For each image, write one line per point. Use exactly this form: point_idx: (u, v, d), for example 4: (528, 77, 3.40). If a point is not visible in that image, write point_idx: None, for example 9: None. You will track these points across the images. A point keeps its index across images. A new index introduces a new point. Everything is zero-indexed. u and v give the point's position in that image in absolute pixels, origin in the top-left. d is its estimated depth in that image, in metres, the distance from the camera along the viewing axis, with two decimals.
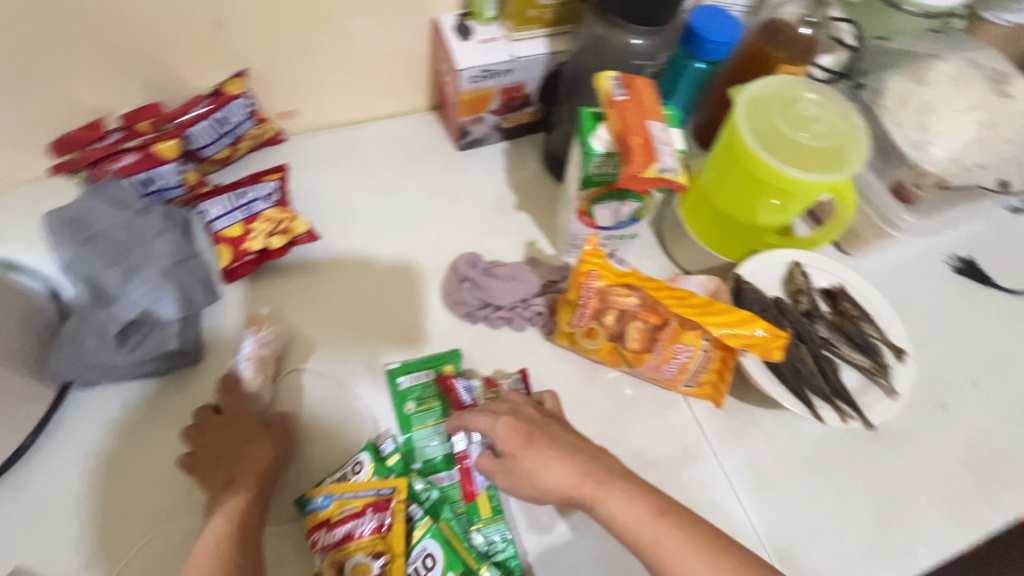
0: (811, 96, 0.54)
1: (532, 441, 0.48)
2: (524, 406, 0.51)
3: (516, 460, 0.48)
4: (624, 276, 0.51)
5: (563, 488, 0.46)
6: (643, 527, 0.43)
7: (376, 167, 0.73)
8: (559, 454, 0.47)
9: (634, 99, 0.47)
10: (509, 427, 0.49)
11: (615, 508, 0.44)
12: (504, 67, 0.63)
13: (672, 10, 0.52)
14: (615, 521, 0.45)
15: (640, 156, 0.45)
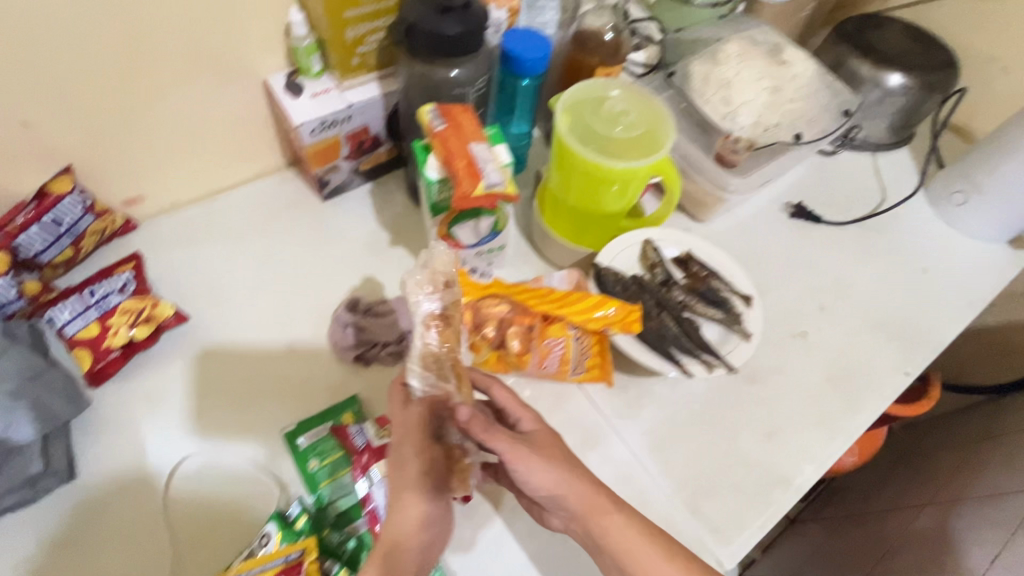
0: (618, 93, 0.60)
1: (559, 450, 0.51)
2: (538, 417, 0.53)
3: (544, 451, 0.50)
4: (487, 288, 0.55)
5: (586, 503, 0.49)
6: (636, 549, 0.48)
7: (241, 235, 0.71)
8: (561, 460, 0.50)
9: (452, 126, 0.50)
10: (534, 420, 0.52)
11: (619, 531, 0.49)
12: (343, 115, 0.65)
13: (476, 39, 0.56)
14: (610, 540, 0.49)
15: (466, 177, 0.48)
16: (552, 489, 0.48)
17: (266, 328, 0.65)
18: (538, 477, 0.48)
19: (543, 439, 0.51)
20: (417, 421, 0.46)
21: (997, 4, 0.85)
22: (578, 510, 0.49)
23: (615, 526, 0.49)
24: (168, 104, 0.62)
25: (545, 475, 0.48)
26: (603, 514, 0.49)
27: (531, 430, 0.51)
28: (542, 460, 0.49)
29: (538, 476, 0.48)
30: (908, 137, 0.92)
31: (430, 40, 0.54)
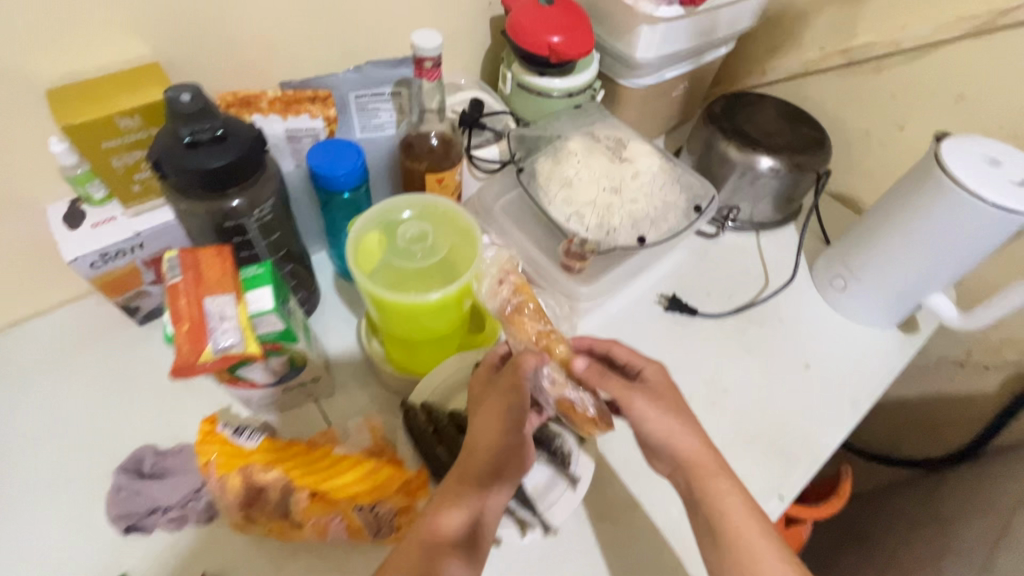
0: (412, 216, 0.56)
1: (677, 405, 0.53)
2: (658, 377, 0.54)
3: (660, 398, 0.53)
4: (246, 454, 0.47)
5: (691, 453, 0.51)
6: (739, 519, 0.49)
7: (36, 372, 0.63)
8: (686, 419, 0.53)
9: (190, 276, 0.44)
10: (660, 371, 0.55)
11: (722, 494, 0.50)
12: (131, 244, 0.58)
13: (246, 168, 0.51)
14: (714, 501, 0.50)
15: (189, 343, 0.42)
16: (663, 435, 0.52)
17: (41, 492, 0.56)
18: (672, 433, 0.52)
19: (665, 393, 0.53)
20: (507, 387, 0.49)
21: (862, 79, 0.83)
22: (698, 468, 0.51)
23: (728, 496, 0.50)
24: None
25: (658, 423, 0.52)
26: (717, 481, 0.51)
27: (652, 378, 0.54)
28: (666, 413, 0.52)
29: (666, 430, 0.52)
30: (794, 213, 0.88)
31: (184, 177, 0.48)
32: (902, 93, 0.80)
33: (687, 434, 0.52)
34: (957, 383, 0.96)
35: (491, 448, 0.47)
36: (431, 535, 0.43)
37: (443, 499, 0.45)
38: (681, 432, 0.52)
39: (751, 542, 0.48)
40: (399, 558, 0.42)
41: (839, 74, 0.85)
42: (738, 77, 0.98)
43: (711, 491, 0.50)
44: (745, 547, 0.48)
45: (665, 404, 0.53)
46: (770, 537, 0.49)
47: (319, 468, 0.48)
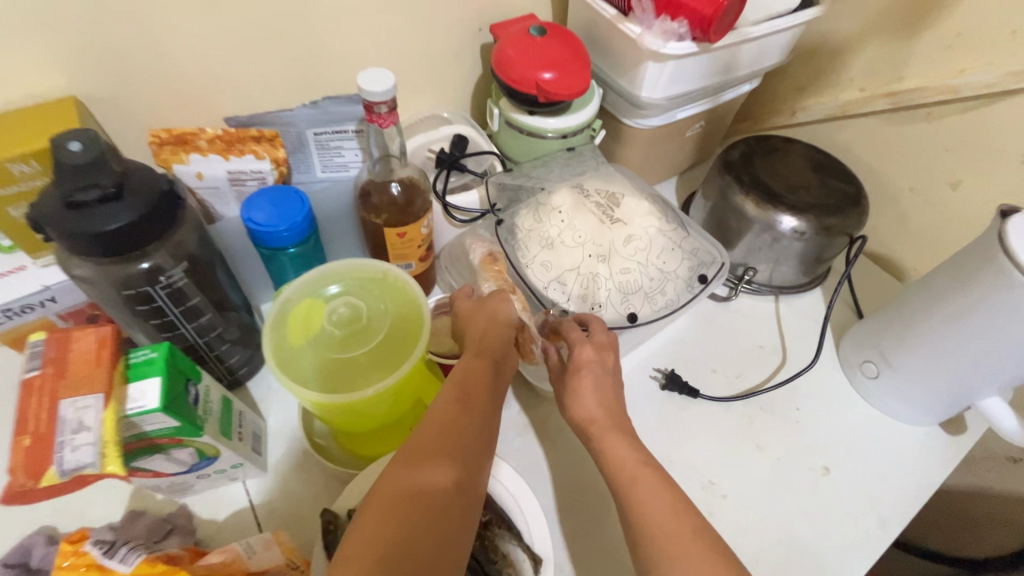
0: (340, 290, 0.49)
1: (596, 376, 0.49)
2: (582, 346, 0.50)
3: (575, 372, 0.49)
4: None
5: (585, 414, 0.48)
6: (628, 469, 0.44)
7: None
8: (606, 397, 0.48)
9: (51, 371, 0.37)
10: (594, 350, 0.50)
11: (612, 446, 0.45)
12: (39, 298, 0.51)
13: (152, 228, 0.43)
14: (607, 459, 0.45)
15: (27, 465, 0.35)
16: (568, 398, 0.49)
17: None
18: (573, 395, 0.49)
19: (588, 365, 0.50)
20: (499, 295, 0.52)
21: (910, 127, 0.71)
22: (590, 422, 0.47)
23: (617, 447, 0.45)
24: None
25: (563, 386, 0.50)
26: (607, 432, 0.46)
27: (580, 352, 0.50)
28: (581, 381, 0.49)
29: (569, 395, 0.49)
30: (821, 276, 0.76)
31: (74, 244, 0.41)
32: (955, 147, 0.68)
33: (599, 396, 0.49)
34: (1010, 483, 0.81)
35: (493, 337, 0.49)
36: (463, 395, 0.44)
37: (463, 370, 0.46)
38: (590, 395, 0.48)
39: (642, 487, 0.42)
40: (436, 414, 0.43)
41: (881, 119, 0.74)
42: (764, 116, 0.87)
43: (599, 437, 0.46)
44: (630, 502, 0.42)
45: (578, 376, 0.49)
46: (666, 485, 0.42)
47: None
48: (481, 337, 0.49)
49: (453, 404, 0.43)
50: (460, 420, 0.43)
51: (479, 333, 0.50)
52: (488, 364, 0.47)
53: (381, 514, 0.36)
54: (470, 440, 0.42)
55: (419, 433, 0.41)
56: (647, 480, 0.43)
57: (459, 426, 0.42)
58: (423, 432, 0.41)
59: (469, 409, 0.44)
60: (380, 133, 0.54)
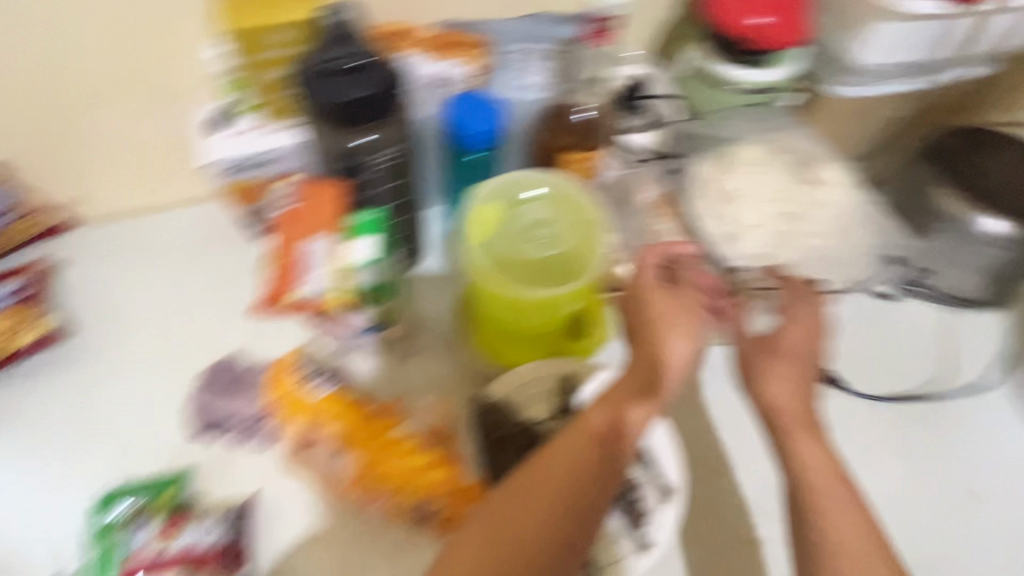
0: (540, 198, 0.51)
1: (798, 364, 0.46)
2: (790, 328, 0.48)
3: (781, 351, 0.47)
4: (304, 402, 0.49)
5: (785, 403, 0.45)
6: (823, 478, 0.42)
7: (162, 256, 0.67)
8: (807, 389, 0.46)
9: (303, 208, 0.45)
10: (803, 334, 0.47)
11: (809, 451, 0.43)
12: (257, 160, 0.57)
13: (388, 102, 0.48)
14: (801, 463, 0.43)
15: (282, 280, 0.45)
16: (773, 382, 0.46)
17: (142, 367, 0.60)
18: (772, 376, 0.46)
19: (793, 351, 0.46)
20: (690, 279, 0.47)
21: None
22: (782, 413, 0.44)
23: (811, 452, 0.43)
24: (94, 122, 0.59)
25: (761, 363, 0.47)
26: (802, 431, 0.44)
27: (790, 337, 0.47)
28: (783, 367, 0.46)
29: (767, 372, 0.46)
30: (1015, 294, 0.67)
31: (328, 105, 0.46)
32: None
33: (795, 386, 0.46)
34: None
35: (684, 359, 0.42)
36: (606, 433, 0.41)
37: (616, 398, 0.42)
38: (788, 384, 0.45)
39: (828, 500, 0.42)
40: (572, 447, 0.41)
41: None
42: None
43: (789, 435, 0.44)
44: (817, 514, 0.42)
45: (777, 361, 0.46)
46: (853, 493, 0.42)
47: (377, 436, 0.49)
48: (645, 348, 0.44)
49: (590, 445, 0.41)
50: (591, 464, 0.40)
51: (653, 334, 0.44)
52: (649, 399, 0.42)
53: (482, 544, 0.38)
54: (595, 484, 0.40)
55: (547, 465, 0.40)
56: (835, 490, 0.42)
57: (586, 473, 0.40)
58: (549, 464, 0.40)
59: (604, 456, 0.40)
60: (575, 56, 0.59)
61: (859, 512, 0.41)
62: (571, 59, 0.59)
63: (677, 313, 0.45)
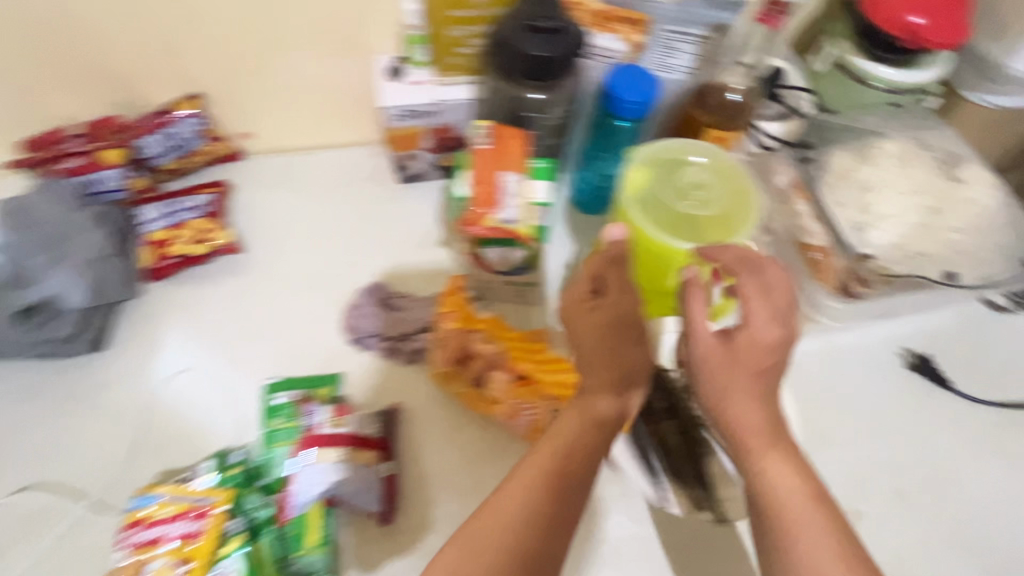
0: (698, 162, 0.53)
1: (761, 372, 0.42)
2: (765, 331, 0.42)
3: (741, 358, 0.42)
4: (476, 322, 0.54)
5: (752, 422, 0.42)
6: (792, 504, 0.39)
7: (318, 190, 0.76)
8: (770, 401, 0.43)
9: (496, 148, 0.48)
10: (773, 334, 0.42)
11: (778, 475, 0.41)
12: (428, 109, 0.65)
13: (566, 69, 0.53)
14: (775, 490, 0.40)
15: (481, 205, 0.46)
16: (744, 403, 0.42)
17: (300, 281, 0.68)
18: (741, 395, 0.42)
19: (764, 359, 0.42)
20: (621, 284, 0.48)
21: None
22: (754, 433, 0.42)
23: (781, 472, 0.40)
24: (289, 61, 0.68)
25: (723, 377, 0.42)
26: (768, 450, 0.41)
27: (757, 339, 0.42)
28: (745, 381, 0.42)
29: (729, 391, 0.42)
30: None
31: (516, 61, 0.51)
32: None
33: (761, 401, 0.43)
34: None
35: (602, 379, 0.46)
36: (549, 478, 0.41)
37: (557, 437, 0.44)
38: (755, 403, 0.42)
39: (802, 528, 0.39)
40: (515, 499, 0.40)
41: None
42: None
43: (756, 454, 0.41)
44: (791, 553, 0.38)
45: (741, 373, 0.42)
46: None
47: (535, 356, 0.54)
48: (589, 363, 0.47)
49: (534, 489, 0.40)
50: (545, 512, 0.40)
51: (593, 337, 0.47)
52: (581, 426, 0.44)
53: None
54: (549, 535, 0.39)
55: (488, 518, 0.39)
56: (808, 515, 0.39)
57: (537, 528, 0.39)
58: (488, 518, 0.40)
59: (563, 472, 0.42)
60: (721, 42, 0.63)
61: (840, 545, 0.38)
62: (716, 46, 0.64)
63: (598, 331, 0.47)
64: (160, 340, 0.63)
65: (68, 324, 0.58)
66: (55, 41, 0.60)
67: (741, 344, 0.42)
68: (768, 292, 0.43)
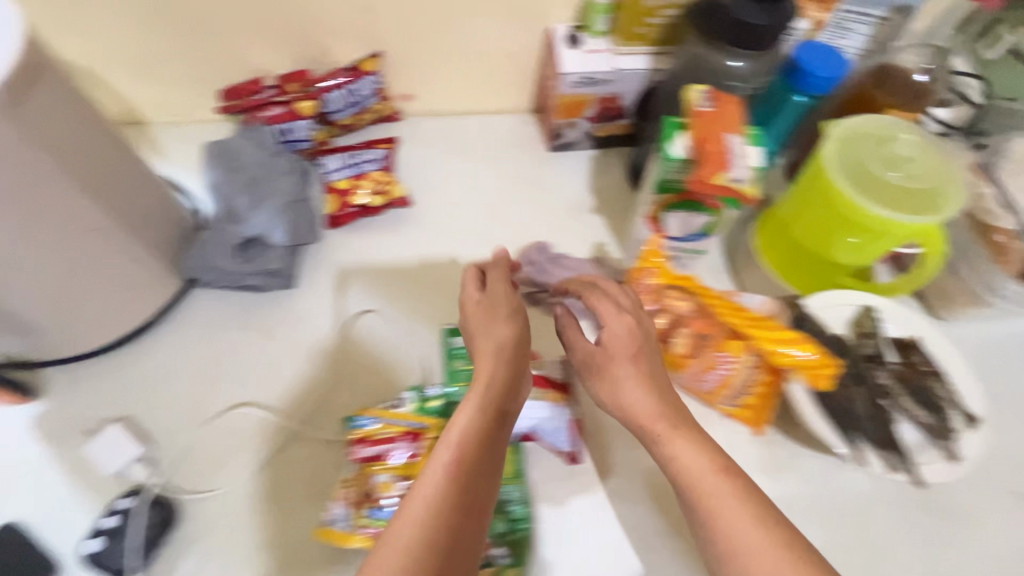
0: (906, 137, 0.56)
1: (637, 356, 0.48)
2: (625, 318, 0.49)
3: (616, 352, 0.48)
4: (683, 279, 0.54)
5: (642, 411, 0.45)
6: (706, 478, 0.41)
7: (472, 153, 0.78)
8: (659, 385, 0.47)
9: (717, 112, 0.50)
10: (629, 322, 0.49)
11: (680, 453, 0.43)
12: (605, 78, 0.67)
13: (777, 39, 0.55)
14: (677, 464, 0.43)
15: (712, 164, 0.47)
16: (636, 402, 0.46)
17: (463, 237, 0.72)
18: (625, 382, 0.47)
19: (627, 347, 0.48)
20: (504, 282, 0.51)
21: None
22: (649, 420, 0.45)
23: (687, 451, 0.43)
24: (469, 24, 0.70)
25: (604, 370, 0.48)
26: (674, 435, 0.43)
27: (615, 331, 0.48)
28: (631, 375, 0.47)
29: (617, 382, 0.47)
30: None
31: (731, 29, 0.54)
32: None
33: (647, 386, 0.46)
34: None
35: (501, 368, 0.45)
36: (457, 472, 0.40)
37: (460, 432, 0.42)
38: (634, 391, 0.46)
39: (719, 504, 0.40)
40: (421, 498, 0.39)
41: None
42: None
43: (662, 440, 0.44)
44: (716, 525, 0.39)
45: (622, 360, 0.47)
46: None
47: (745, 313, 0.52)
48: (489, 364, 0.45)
49: (442, 484, 0.39)
50: (456, 506, 0.39)
51: (479, 328, 0.48)
52: (488, 421, 0.43)
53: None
54: (458, 528, 0.38)
55: (405, 518, 0.37)
56: (721, 491, 0.40)
57: (441, 518, 0.38)
58: (403, 523, 0.37)
59: (467, 471, 0.40)
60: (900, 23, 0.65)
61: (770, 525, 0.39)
62: (894, 28, 0.66)
63: (482, 323, 0.48)
64: (343, 283, 0.67)
65: (272, 260, 0.62)
66: None
67: (611, 341, 0.48)
68: (611, 294, 0.51)
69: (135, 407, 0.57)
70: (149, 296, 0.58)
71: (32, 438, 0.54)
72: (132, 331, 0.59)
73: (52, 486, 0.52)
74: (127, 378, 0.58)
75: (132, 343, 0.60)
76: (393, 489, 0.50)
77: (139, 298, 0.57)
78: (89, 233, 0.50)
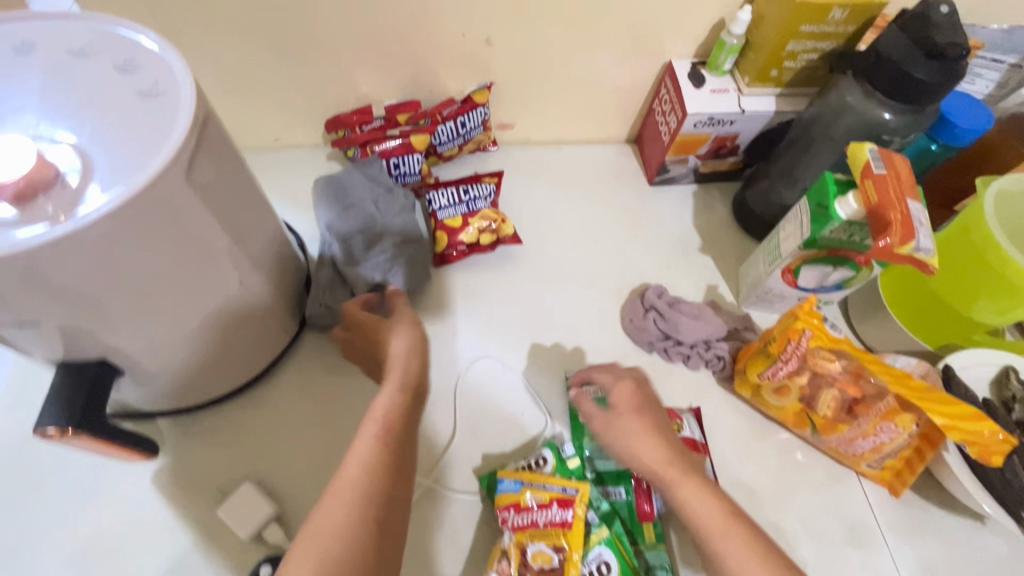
0: None
1: (640, 410, 0.49)
2: (619, 384, 0.51)
3: (620, 416, 0.49)
4: (836, 342, 0.51)
5: (651, 462, 0.46)
6: (711, 521, 0.43)
7: (571, 187, 0.76)
8: (664, 435, 0.48)
9: (892, 173, 0.48)
10: (630, 388, 0.51)
11: (689, 497, 0.44)
12: (730, 118, 0.65)
13: (939, 97, 0.52)
14: (687, 510, 0.44)
15: (899, 231, 0.45)
16: (648, 463, 0.46)
17: (571, 276, 0.69)
18: (631, 437, 0.48)
19: (630, 406, 0.49)
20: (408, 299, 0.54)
21: None
22: (659, 472, 0.46)
23: (695, 495, 0.44)
24: (585, 58, 0.67)
25: (618, 438, 0.48)
26: (683, 480, 0.45)
27: (619, 394, 0.50)
28: (638, 430, 0.48)
29: (628, 439, 0.48)
30: None
31: (891, 81, 0.52)
32: None
33: (653, 436, 0.47)
34: None
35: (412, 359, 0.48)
36: (387, 437, 0.42)
37: (385, 408, 0.44)
38: (644, 441, 0.47)
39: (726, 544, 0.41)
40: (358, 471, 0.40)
41: None
42: None
43: (671, 485, 0.45)
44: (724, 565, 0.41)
45: (630, 418, 0.49)
46: None
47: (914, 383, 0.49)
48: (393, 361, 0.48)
49: (373, 455, 0.40)
50: (390, 465, 0.41)
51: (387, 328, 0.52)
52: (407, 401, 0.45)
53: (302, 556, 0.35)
54: (393, 492, 0.40)
55: (342, 480, 0.39)
56: (729, 532, 0.42)
57: (373, 481, 0.39)
58: (338, 492, 0.38)
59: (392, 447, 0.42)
60: None
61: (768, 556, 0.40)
62: None
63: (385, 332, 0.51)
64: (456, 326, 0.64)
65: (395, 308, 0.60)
66: (393, 25, 0.61)
67: (618, 403, 0.50)
68: (612, 369, 0.54)
69: (254, 465, 0.53)
70: (272, 343, 0.55)
71: (156, 497, 0.51)
72: (246, 381, 0.55)
73: (186, 550, 0.49)
74: (243, 429, 0.55)
75: (246, 391, 0.57)
76: (549, 559, 0.48)
77: (262, 345, 0.54)
78: (239, 289, 0.47)
